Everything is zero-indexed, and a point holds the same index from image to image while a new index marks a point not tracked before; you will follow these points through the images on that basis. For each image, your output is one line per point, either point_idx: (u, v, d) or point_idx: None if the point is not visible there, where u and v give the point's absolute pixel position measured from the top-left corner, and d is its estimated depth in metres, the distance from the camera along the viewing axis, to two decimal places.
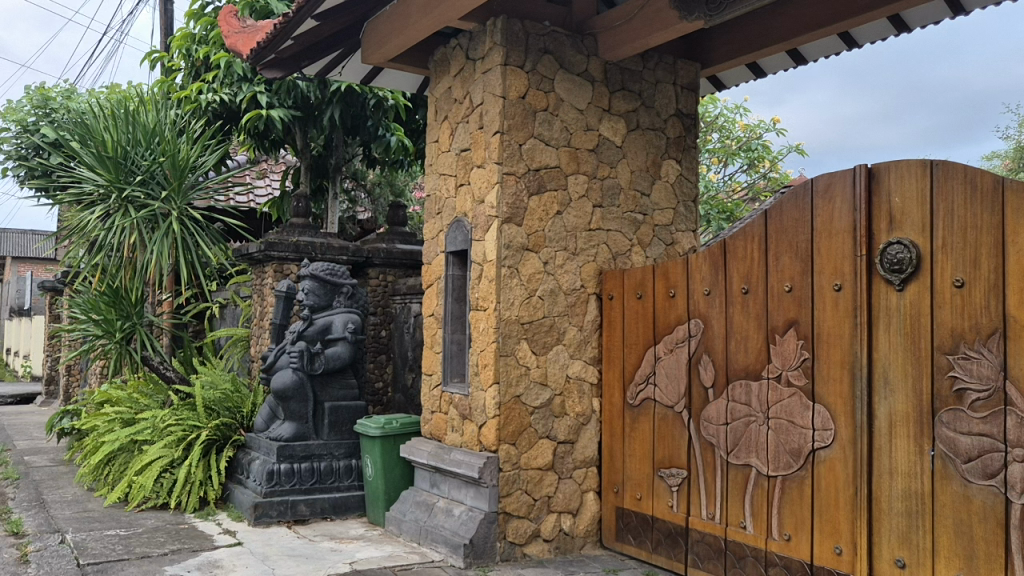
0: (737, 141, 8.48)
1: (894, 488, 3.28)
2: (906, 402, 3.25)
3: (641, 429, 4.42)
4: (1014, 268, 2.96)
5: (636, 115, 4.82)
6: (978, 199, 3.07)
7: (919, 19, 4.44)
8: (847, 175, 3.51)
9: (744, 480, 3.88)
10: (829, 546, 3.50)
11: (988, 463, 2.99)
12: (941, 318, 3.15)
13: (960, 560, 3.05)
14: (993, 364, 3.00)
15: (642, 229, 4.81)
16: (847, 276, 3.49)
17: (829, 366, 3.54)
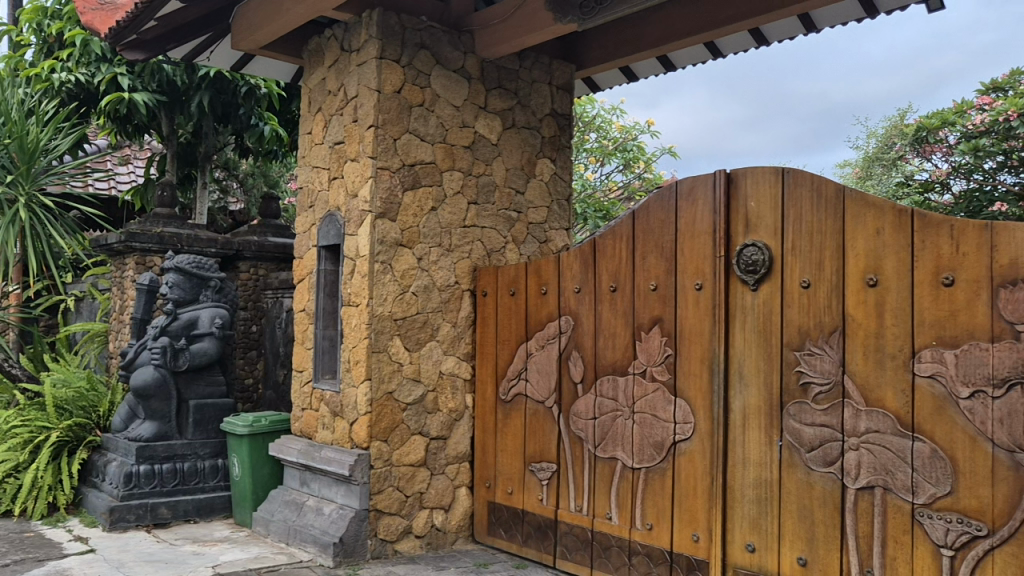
0: (614, 142, 8.69)
1: (746, 476, 3.49)
2: (758, 396, 3.46)
3: (513, 424, 4.49)
4: (852, 271, 3.21)
5: (512, 113, 4.87)
6: (822, 206, 3.31)
7: (777, 34, 4.71)
8: (708, 179, 3.68)
9: (610, 473, 4.00)
10: (687, 534, 3.66)
11: (828, 451, 3.23)
12: (790, 317, 3.38)
13: (803, 542, 3.30)
14: (833, 360, 3.25)
15: (517, 227, 4.88)
16: (707, 276, 3.66)
17: (690, 362, 3.70)
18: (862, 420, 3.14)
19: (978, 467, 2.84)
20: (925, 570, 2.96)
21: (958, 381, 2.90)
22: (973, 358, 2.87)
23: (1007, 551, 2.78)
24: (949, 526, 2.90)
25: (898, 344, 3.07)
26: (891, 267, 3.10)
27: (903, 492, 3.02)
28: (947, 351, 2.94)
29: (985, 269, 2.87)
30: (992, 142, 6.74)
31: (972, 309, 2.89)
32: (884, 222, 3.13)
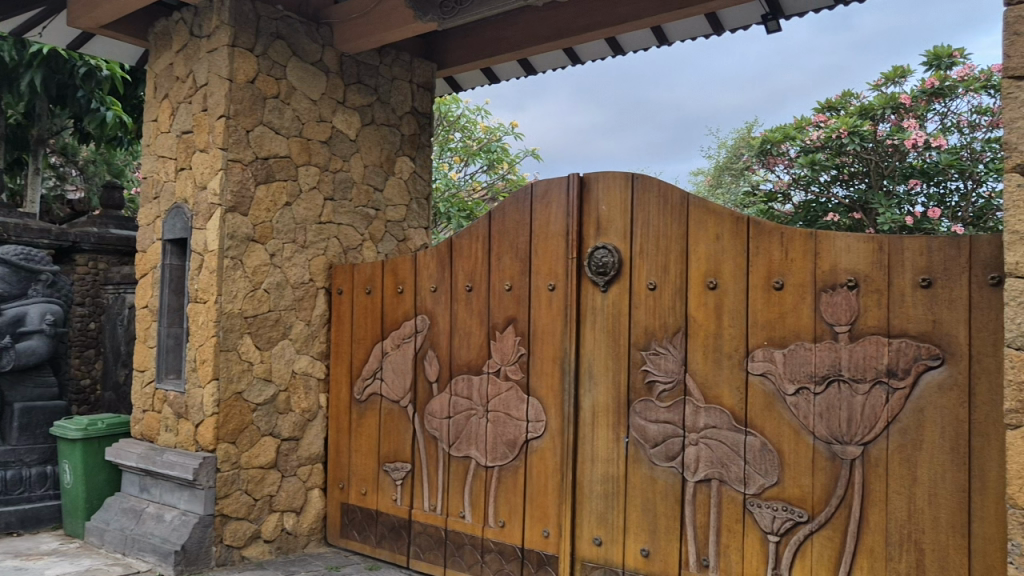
0: (478, 142, 8.76)
1: (594, 472, 3.60)
2: (607, 394, 3.59)
3: (367, 424, 4.44)
4: (693, 275, 3.38)
5: (371, 109, 4.81)
6: (668, 211, 3.46)
7: (631, 44, 4.91)
8: (562, 182, 3.76)
9: (464, 471, 4.03)
10: (538, 530, 3.74)
11: (669, 447, 3.39)
12: (637, 318, 3.52)
13: (646, 534, 3.45)
14: (676, 359, 3.40)
15: (374, 225, 4.83)
16: (559, 278, 3.75)
17: (542, 362, 3.78)
18: (701, 417, 3.32)
19: (801, 458, 3.07)
20: (754, 556, 3.17)
21: (785, 378, 3.12)
22: (798, 357, 3.09)
23: (824, 535, 3.01)
24: (776, 514, 3.11)
25: (734, 344, 3.26)
26: (729, 271, 3.29)
27: (736, 483, 3.21)
28: (776, 351, 3.15)
29: (810, 275, 3.09)
30: (826, 157, 7.26)
31: (798, 312, 3.11)
32: (724, 228, 3.31)
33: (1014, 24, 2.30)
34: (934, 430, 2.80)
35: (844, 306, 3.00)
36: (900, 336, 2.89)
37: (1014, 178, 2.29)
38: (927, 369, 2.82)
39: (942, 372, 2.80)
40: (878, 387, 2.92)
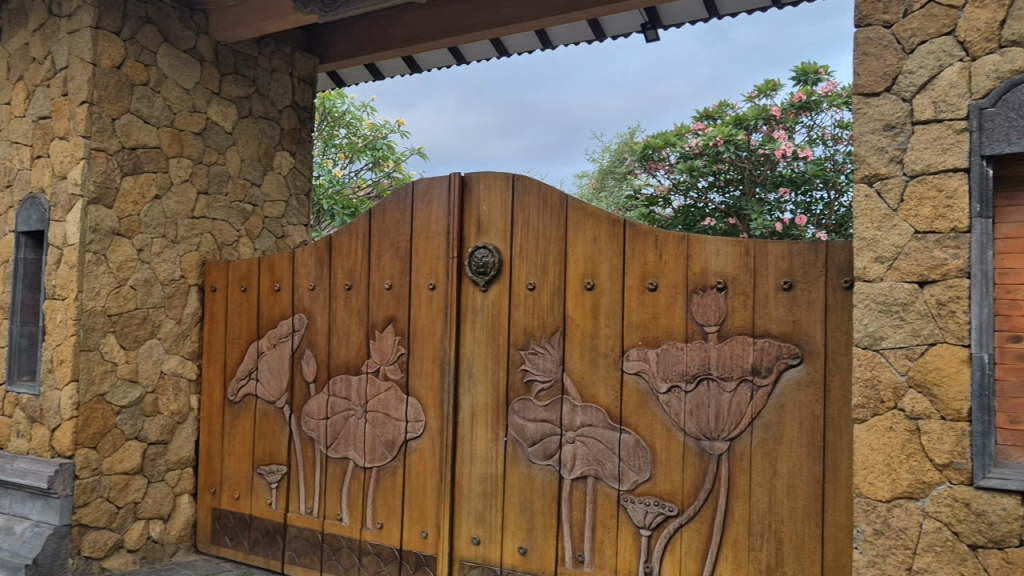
0: (363, 139, 8.64)
1: (473, 471, 3.62)
2: (486, 393, 3.62)
3: (241, 426, 4.31)
4: (572, 275, 3.45)
5: (249, 101, 4.66)
6: (547, 213, 3.51)
7: (516, 46, 4.97)
8: (443, 181, 3.76)
9: (341, 473, 3.97)
10: (416, 531, 3.73)
11: (547, 445, 3.45)
12: (516, 318, 3.57)
13: (523, 532, 3.49)
14: (554, 358, 3.46)
15: (251, 220, 4.68)
16: (440, 277, 3.75)
17: (422, 361, 3.77)
18: (578, 415, 3.38)
19: (672, 454, 3.18)
20: (627, 550, 3.26)
21: (658, 377, 3.22)
22: (670, 356, 3.20)
23: (692, 528, 3.14)
24: (647, 509, 3.21)
25: (610, 344, 3.34)
26: (605, 272, 3.37)
27: (611, 480, 3.30)
28: (649, 350, 3.25)
29: (682, 277, 3.21)
30: (704, 163, 7.54)
31: (671, 312, 3.22)
32: (601, 230, 3.38)
33: (863, 44, 2.46)
34: (793, 426, 2.96)
35: (713, 307, 3.13)
36: (763, 336, 3.04)
37: (863, 189, 2.45)
38: (788, 368, 2.98)
39: (800, 370, 2.96)
40: (743, 385, 3.06)
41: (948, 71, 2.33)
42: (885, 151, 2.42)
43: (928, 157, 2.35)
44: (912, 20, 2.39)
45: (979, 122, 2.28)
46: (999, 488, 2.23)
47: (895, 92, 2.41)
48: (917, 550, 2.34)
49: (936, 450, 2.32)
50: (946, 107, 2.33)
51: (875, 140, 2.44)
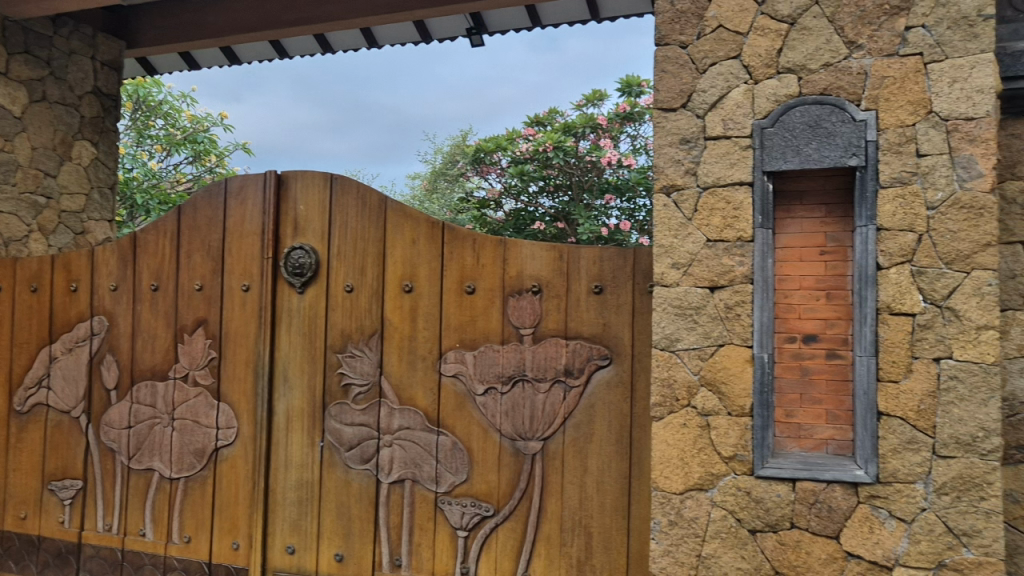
0: (183, 131, 8.19)
1: (288, 478, 3.51)
2: (302, 398, 3.52)
3: (30, 440, 3.98)
4: (391, 277, 3.42)
5: (42, 84, 4.28)
6: (366, 214, 3.47)
7: (341, 43, 4.89)
8: (258, 179, 3.63)
9: (145, 485, 3.74)
10: (227, 543, 3.57)
11: (364, 449, 3.40)
12: (333, 320, 3.50)
13: (339, 538, 3.42)
14: (372, 361, 3.42)
15: (45, 214, 4.31)
16: (254, 278, 3.61)
17: (234, 366, 3.62)
18: (395, 418, 3.37)
19: (488, 455, 3.23)
20: (444, 551, 3.27)
21: (475, 379, 3.26)
22: (487, 358, 3.24)
23: (507, 527, 3.20)
24: (464, 510, 3.24)
25: (428, 346, 3.35)
26: (424, 275, 3.37)
27: (428, 482, 3.30)
28: (467, 352, 3.28)
29: (499, 280, 3.26)
30: (535, 168, 7.72)
31: (487, 315, 3.26)
32: (420, 233, 3.38)
33: (662, 62, 2.59)
34: (602, 425, 3.09)
35: (528, 310, 3.20)
36: (575, 338, 3.15)
37: (661, 198, 2.58)
38: (598, 368, 3.11)
39: (609, 371, 3.10)
40: (556, 385, 3.15)
41: (735, 92, 2.51)
42: (681, 163, 2.55)
43: (718, 171, 2.51)
44: (704, 43, 2.55)
45: (760, 140, 2.47)
46: (775, 477, 2.44)
47: (690, 109, 2.55)
48: (706, 537, 2.50)
49: (723, 443, 2.49)
50: (733, 125, 2.50)
51: (672, 152, 2.57)
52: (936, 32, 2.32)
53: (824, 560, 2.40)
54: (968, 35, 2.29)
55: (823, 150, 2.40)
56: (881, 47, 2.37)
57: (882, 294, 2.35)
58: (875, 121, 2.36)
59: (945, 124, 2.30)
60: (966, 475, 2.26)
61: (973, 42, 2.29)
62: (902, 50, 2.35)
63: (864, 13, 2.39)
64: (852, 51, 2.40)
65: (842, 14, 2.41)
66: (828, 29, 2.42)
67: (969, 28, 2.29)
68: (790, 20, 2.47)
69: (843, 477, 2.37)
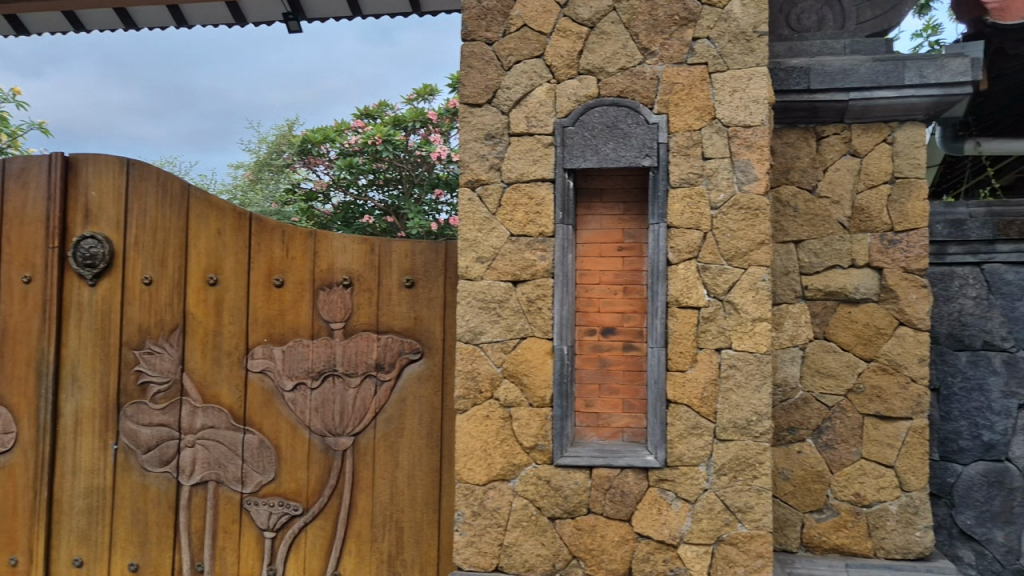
0: None
1: (76, 486, 3.26)
2: (93, 398, 3.27)
3: None
4: (193, 269, 3.25)
5: None
6: (167, 202, 3.27)
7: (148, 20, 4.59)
8: (43, 162, 3.34)
9: None
10: (4, 559, 3.26)
11: (163, 451, 3.21)
12: (129, 315, 3.27)
13: (134, 547, 3.21)
14: (172, 358, 3.23)
15: None
16: (37, 269, 3.32)
17: (14, 365, 3.32)
18: (198, 418, 3.19)
19: (297, 453, 3.14)
20: (249, 555, 3.14)
21: (283, 374, 3.15)
22: (296, 354, 3.15)
23: (316, 525, 3.12)
24: (271, 510, 3.12)
25: (233, 342, 3.20)
26: (230, 267, 3.22)
27: (232, 483, 3.16)
28: (275, 348, 3.16)
29: (308, 273, 3.17)
30: (363, 161, 7.53)
31: (297, 309, 3.17)
32: (225, 223, 3.22)
33: (468, 57, 2.62)
34: (413, 419, 3.09)
35: (339, 304, 3.13)
36: (387, 332, 3.12)
37: (466, 193, 2.60)
38: (409, 362, 3.10)
39: (421, 365, 3.10)
40: (368, 380, 3.11)
41: (538, 90, 2.57)
42: (486, 159, 2.59)
43: (521, 167, 2.57)
44: (509, 41, 2.60)
45: (562, 138, 2.55)
46: (573, 465, 2.52)
47: (495, 105, 2.59)
48: (508, 526, 2.56)
49: (525, 433, 2.55)
50: (536, 122, 2.57)
51: (478, 148, 2.60)
52: (718, 44, 2.48)
53: (617, 542, 2.51)
54: (746, 48, 2.46)
55: (619, 150, 2.51)
56: (671, 55, 2.50)
57: (671, 289, 2.48)
58: (666, 124, 2.49)
59: (727, 130, 2.46)
60: (741, 456, 2.44)
61: (750, 56, 2.46)
62: (689, 59, 2.49)
63: (656, 22, 2.52)
64: (645, 57, 2.52)
65: (637, 21, 2.53)
66: (624, 34, 2.53)
67: (747, 42, 2.47)
68: (589, 24, 2.56)
69: (635, 462, 2.49)
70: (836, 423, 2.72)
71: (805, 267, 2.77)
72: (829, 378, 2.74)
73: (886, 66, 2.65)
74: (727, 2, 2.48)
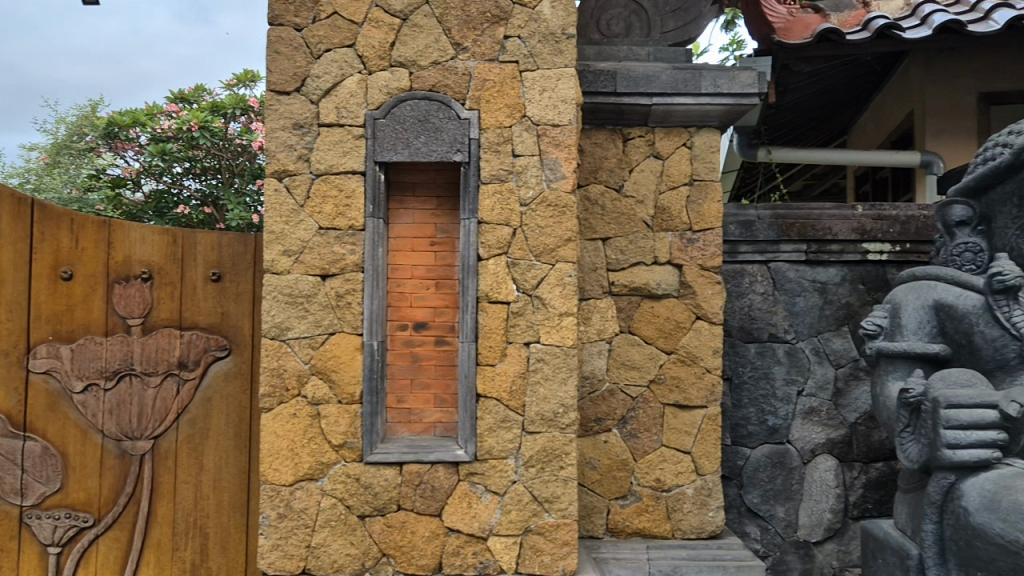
0: None
1: None
2: None
3: None
4: None
5: None
6: None
7: None
8: None
9: None
10: None
11: None
12: None
13: None
14: None
15: None
16: None
17: None
18: None
19: (88, 460, 2.89)
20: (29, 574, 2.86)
21: (71, 375, 2.88)
22: (87, 352, 2.89)
23: (110, 537, 2.89)
24: (57, 523, 2.86)
25: (10, 340, 2.86)
26: (7, 257, 2.87)
27: (10, 496, 2.85)
28: (62, 347, 2.88)
29: (101, 266, 2.92)
30: (178, 148, 6.98)
31: (88, 304, 2.90)
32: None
33: (275, 42, 2.51)
34: (219, 419, 2.94)
35: (136, 299, 2.91)
36: (191, 329, 2.95)
37: (273, 183, 2.50)
38: (215, 360, 2.95)
39: (228, 363, 2.96)
40: (169, 379, 2.92)
41: (348, 80, 2.52)
42: (293, 149, 2.51)
43: (331, 159, 2.50)
44: (319, 28, 2.52)
45: (372, 131, 2.51)
46: (383, 462, 2.49)
47: (304, 93, 2.51)
48: (315, 526, 2.49)
49: (333, 431, 2.49)
50: (346, 113, 2.51)
51: (285, 137, 2.51)
52: (529, 44, 2.52)
53: (427, 538, 2.51)
54: (555, 49, 2.52)
55: (431, 144, 2.50)
56: (483, 52, 2.52)
57: (481, 284, 2.50)
58: (477, 120, 2.51)
59: (537, 128, 2.51)
60: (548, 447, 2.50)
61: (559, 57, 2.53)
62: (501, 56, 2.52)
63: (468, 18, 2.53)
64: (457, 52, 2.53)
65: (449, 16, 2.53)
66: (436, 28, 2.52)
67: (556, 43, 2.52)
68: (402, 15, 2.53)
69: (445, 457, 2.49)
70: (639, 413, 2.86)
71: (612, 264, 2.88)
72: (633, 370, 2.87)
73: (685, 75, 2.81)
74: (537, 3, 2.53)
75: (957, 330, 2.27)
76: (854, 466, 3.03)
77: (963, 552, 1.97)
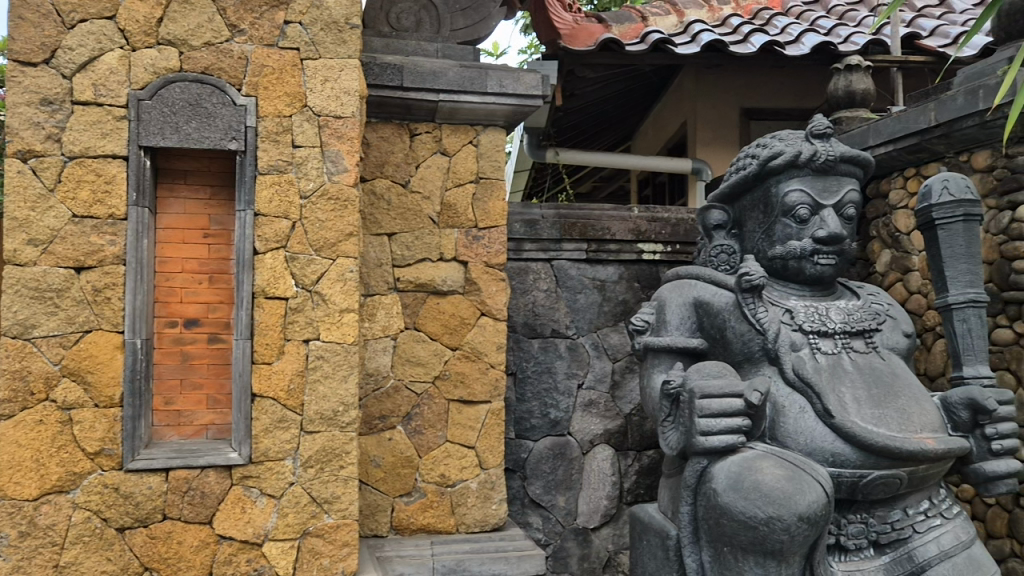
0: None
1: None
2: None
3: None
4: None
5: None
6: None
7: None
8: None
9: None
10: None
11: None
12: None
13: None
14: None
15: None
16: None
17: None
18: None
19: None
20: None
21: None
22: None
23: None
24: None
25: None
26: None
27: None
28: None
29: None
30: None
31: None
32: None
33: (19, 7, 2.26)
34: None
35: None
36: None
37: (15, 164, 2.25)
38: None
39: None
40: None
41: (108, 55, 2.31)
42: (41, 127, 2.27)
43: (87, 140, 2.29)
44: None
45: (136, 112, 2.32)
46: (146, 469, 2.31)
47: (55, 66, 2.28)
48: (65, 544, 2.27)
49: (87, 438, 2.28)
50: (105, 92, 2.30)
51: (30, 113, 2.26)
52: (310, 31, 2.44)
53: (196, 548, 2.36)
54: (338, 39, 2.46)
55: (202, 130, 2.36)
56: (261, 36, 2.41)
57: (257, 279, 2.39)
58: (255, 107, 2.39)
59: (318, 118, 2.44)
60: (327, 447, 2.42)
61: (342, 47, 2.46)
62: (280, 42, 2.42)
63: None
64: (233, 34, 2.39)
65: None
66: (209, 7, 2.38)
67: (339, 32, 2.46)
68: None
69: (216, 461, 2.36)
70: (424, 409, 2.86)
71: (397, 259, 2.86)
72: (418, 366, 2.86)
73: (472, 73, 2.85)
74: None
75: (712, 325, 2.47)
76: (629, 454, 3.21)
77: (713, 530, 2.14)
